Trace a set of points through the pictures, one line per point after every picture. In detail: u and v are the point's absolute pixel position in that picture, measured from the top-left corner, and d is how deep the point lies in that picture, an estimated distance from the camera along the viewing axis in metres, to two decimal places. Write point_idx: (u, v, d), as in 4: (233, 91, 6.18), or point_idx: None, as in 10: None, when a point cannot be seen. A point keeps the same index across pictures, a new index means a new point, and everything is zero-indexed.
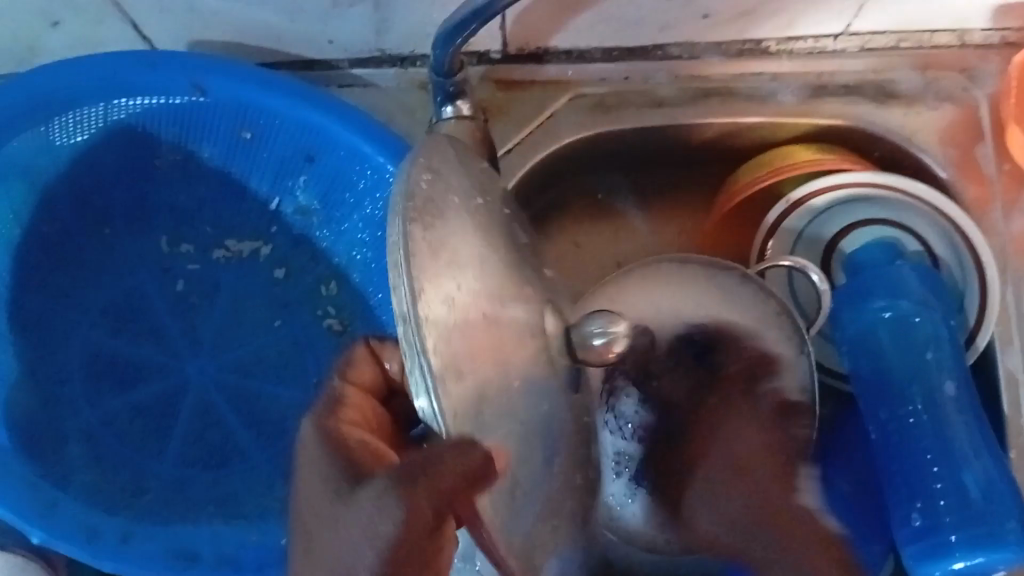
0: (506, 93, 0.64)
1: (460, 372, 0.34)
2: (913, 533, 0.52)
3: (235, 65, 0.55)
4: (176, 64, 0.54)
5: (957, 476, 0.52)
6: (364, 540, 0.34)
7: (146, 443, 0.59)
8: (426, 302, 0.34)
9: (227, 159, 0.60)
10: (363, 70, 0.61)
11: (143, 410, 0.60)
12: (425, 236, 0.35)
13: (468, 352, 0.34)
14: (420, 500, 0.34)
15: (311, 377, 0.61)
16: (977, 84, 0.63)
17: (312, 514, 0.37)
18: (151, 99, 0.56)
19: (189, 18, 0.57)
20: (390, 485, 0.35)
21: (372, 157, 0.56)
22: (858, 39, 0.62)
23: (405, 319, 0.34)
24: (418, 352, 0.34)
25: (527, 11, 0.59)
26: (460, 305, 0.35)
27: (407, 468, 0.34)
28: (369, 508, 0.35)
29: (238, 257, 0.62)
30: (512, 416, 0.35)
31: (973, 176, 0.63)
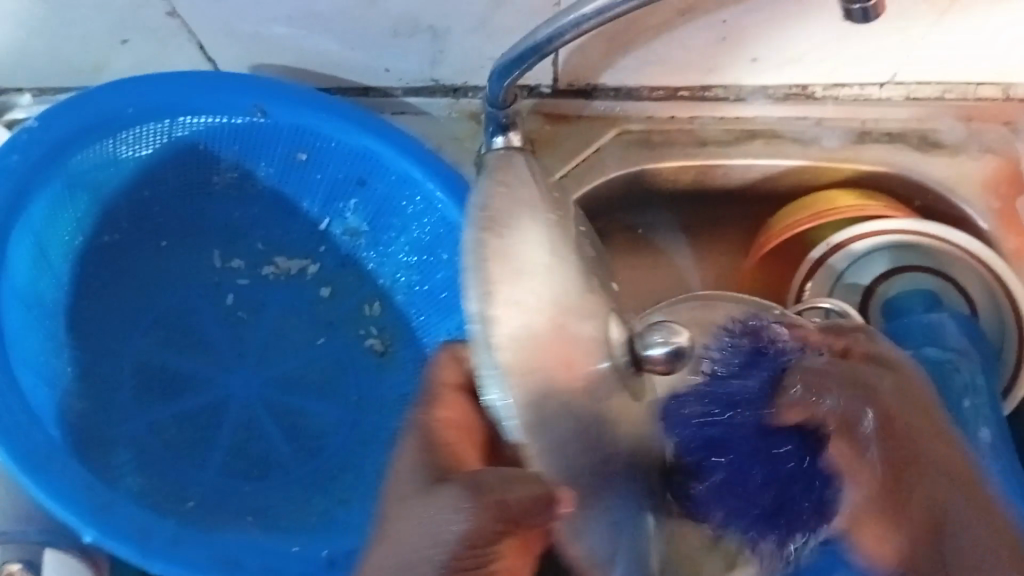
0: (554, 127, 0.66)
1: (528, 372, 0.36)
2: None
3: (297, 88, 0.57)
4: (241, 85, 0.57)
5: None
6: (428, 540, 0.35)
7: (190, 451, 0.60)
8: (498, 301, 0.36)
9: (282, 179, 0.62)
10: (416, 99, 0.63)
11: (188, 419, 0.61)
12: (503, 244, 0.38)
13: (540, 358, 0.36)
14: (487, 519, 0.34)
15: (353, 396, 0.63)
16: (1019, 136, 0.65)
17: (398, 500, 0.38)
18: (213, 118, 0.58)
19: (254, 43, 0.60)
20: (465, 496, 0.35)
21: (424, 183, 0.58)
22: (903, 89, 0.64)
23: (474, 322, 0.36)
24: (487, 354, 0.36)
25: (580, 49, 0.60)
26: (528, 312, 0.36)
27: (477, 480, 0.36)
28: (446, 508, 0.36)
29: (286, 275, 0.65)
30: (564, 417, 0.37)
31: (1013, 228, 0.64)
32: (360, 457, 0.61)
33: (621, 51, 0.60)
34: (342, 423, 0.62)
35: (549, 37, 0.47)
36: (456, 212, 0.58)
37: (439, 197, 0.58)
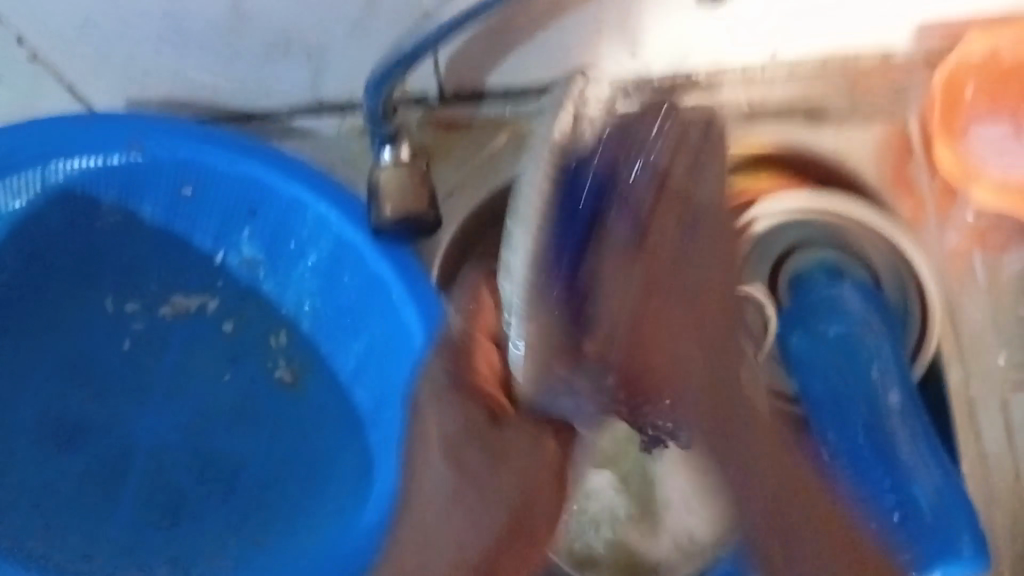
0: (446, 135, 0.65)
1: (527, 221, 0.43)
2: None
3: (172, 122, 0.57)
4: (115, 126, 0.56)
5: (908, 488, 0.54)
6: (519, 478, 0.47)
7: (99, 502, 0.60)
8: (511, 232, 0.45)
9: (168, 215, 0.61)
10: (303, 120, 0.62)
11: (92, 470, 0.60)
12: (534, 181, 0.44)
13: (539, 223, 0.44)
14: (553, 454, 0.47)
15: (267, 430, 0.62)
16: (906, 102, 0.65)
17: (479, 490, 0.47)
18: (88, 160, 0.57)
19: (125, 79, 0.59)
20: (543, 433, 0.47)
21: (315, 206, 0.58)
22: (785, 66, 0.64)
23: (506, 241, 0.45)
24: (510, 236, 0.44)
25: (461, 50, 0.59)
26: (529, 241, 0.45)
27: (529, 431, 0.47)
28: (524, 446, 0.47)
29: (185, 312, 0.63)
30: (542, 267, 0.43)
31: (906, 193, 0.65)
32: (278, 492, 0.61)
33: (500, 54, 0.60)
34: (258, 462, 0.61)
35: (414, 48, 0.48)
36: (351, 232, 0.58)
37: (333, 218, 0.58)
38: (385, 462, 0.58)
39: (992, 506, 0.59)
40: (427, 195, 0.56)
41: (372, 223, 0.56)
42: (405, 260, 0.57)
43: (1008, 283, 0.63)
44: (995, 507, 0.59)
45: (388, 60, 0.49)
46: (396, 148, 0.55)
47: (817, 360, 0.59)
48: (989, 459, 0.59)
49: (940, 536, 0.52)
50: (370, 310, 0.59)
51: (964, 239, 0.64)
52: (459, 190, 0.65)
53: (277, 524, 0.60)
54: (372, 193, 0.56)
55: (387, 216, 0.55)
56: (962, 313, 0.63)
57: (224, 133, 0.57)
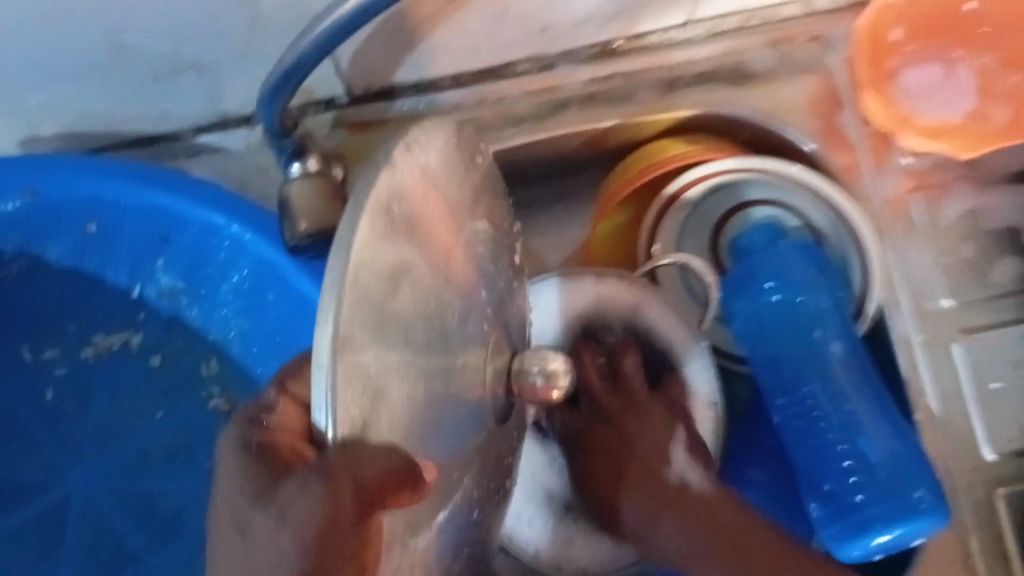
0: (361, 135, 0.63)
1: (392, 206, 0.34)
2: (826, 513, 0.51)
3: (66, 158, 0.54)
4: (4, 168, 0.53)
5: (857, 443, 0.52)
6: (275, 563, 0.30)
7: (40, 553, 0.59)
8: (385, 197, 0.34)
9: (76, 257, 0.59)
10: (209, 137, 0.60)
11: (30, 530, 0.60)
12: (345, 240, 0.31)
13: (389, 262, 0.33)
14: None
15: (203, 464, 0.61)
16: (831, 50, 0.64)
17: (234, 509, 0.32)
18: None
19: (13, 119, 0.56)
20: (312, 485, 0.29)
21: (225, 227, 0.55)
22: (705, 26, 0.62)
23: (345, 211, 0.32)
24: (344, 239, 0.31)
25: (361, 53, 0.57)
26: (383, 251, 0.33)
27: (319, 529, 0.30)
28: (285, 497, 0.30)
29: (109, 352, 0.62)
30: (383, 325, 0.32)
31: (840, 144, 0.63)
32: None
33: (404, 50, 0.57)
34: (194, 496, 0.60)
35: (299, 63, 0.45)
36: (267, 248, 0.55)
37: (244, 237, 0.55)
38: None
39: (949, 456, 0.57)
40: (340, 203, 0.53)
41: (286, 240, 0.54)
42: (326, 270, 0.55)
43: (951, 224, 0.61)
44: (955, 457, 0.57)
45: (275, 74, 0.47)
46: (305, 161, 0.54)
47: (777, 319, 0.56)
48: (945, 405, 0.58)
49: (898, 499, 0.50)
50: (294, 325, 0.57)
51: (903, 185, 0.62)
52: None
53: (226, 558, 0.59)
54: (283, 209, 0.53)
55: (301, 231, 0.52)
56: (907, 262, 0.61)
57: (120, 160, 0.55)
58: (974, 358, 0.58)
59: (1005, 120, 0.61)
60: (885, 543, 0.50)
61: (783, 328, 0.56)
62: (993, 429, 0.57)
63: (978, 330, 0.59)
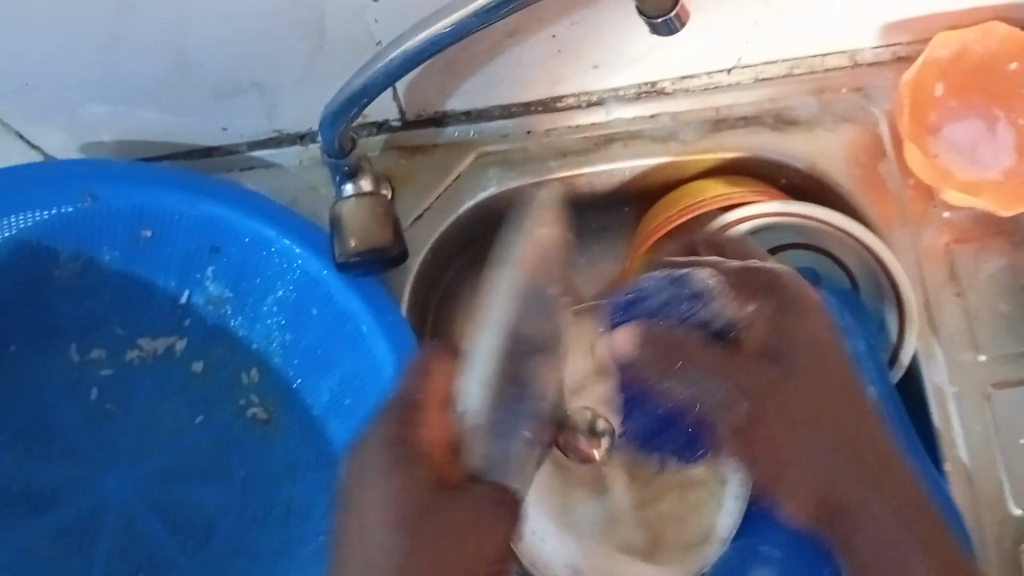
0: (411, 160, 0.64)
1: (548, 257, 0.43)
2: None
3: (123, 166, 0.55)
4: (65, 171, 0.55)
5: None
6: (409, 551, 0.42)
7: (71, 555, 0.61)
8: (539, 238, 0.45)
9: (129, 261, 0.60)
10: (263, 151, 0.62)
11: (64, 531, 0.61)
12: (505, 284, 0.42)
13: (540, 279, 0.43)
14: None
15: (238, 475, 0.62)
16: (873, 102, 0.64)
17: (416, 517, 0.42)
18: (45, 212, 0.56)
19: (76, 125, 0.58)
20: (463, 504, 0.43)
21: (276, 241, 0.56)
22: (750, 72, 0.63)
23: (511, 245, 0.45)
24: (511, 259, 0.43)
25: (416, 81, 0.58)
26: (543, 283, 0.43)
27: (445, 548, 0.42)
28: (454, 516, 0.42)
29: (152, 355, 0.63)
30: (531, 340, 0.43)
31: (879, 194, 0.64)
32: (248, 537, 0.61)
33: (458, 79, 0.59)
34: (226, 507, 0.62)
35: (363, 87, 0.47)
36: (315, 263, 0.56)
37: (294, 251, 0.57)
38: None
39: (979, 512, 0.58)
40: (392, 228, 0.55)
41: (336, 257, 0.55)
42: (373, 294, 0.56)
43: (987, 280, 0.62)
44: (984, 511, 0.57)
45: (340, 99, 0.48)
46: (357, 181, 0.55)
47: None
48: (976, 458, 0.58)
49: None
50: (340, 343, 0.58)
51: (941, 237, 0.63)
52: (426, 216, 0.64)
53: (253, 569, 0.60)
54: (334, 226, 0.55)
55: (351, 249, 0.54)
56: (941, 315, 0.61)
57: (179, 171, 0.56)
58: (1006, 414, 0.59)
59: None
60: None
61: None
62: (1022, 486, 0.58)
63: (1010, 384, 0.59)
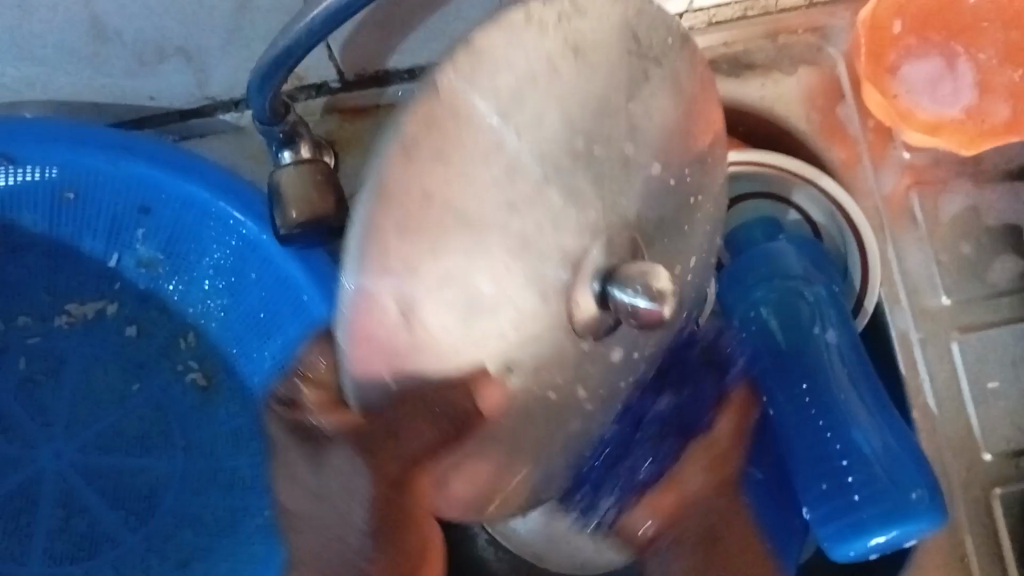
0: (354, 122, 0.62)
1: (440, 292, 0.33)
2: (820, 495, 0.50)
3: (47, 124, 0.53)
4: None
5: (849, 435, 0.51)
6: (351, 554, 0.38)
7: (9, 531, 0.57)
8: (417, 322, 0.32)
9: (53, 223, 0.57)
10: (197, 120, 0.59)
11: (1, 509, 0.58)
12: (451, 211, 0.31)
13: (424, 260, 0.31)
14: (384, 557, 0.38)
15: (179, 444, 0.59)
16: (830, 43, 0.63)
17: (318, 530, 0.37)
18: None
19: None
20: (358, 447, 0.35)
21: (212, 203, 0.54)
22: (705, 15, 0.61)
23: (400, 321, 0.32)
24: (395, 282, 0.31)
25: (350, 40, 0.55)
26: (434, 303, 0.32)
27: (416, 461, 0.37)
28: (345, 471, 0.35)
29: (83, 320, 0.60)
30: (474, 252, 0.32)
31: (838, 137, 0.62)
32: (195, 507, 0.58)
33: (400, 36, 0.56)
34: (172, 476, 0.59)
35: (288, 50, 0.43)
36: (254, 229, 0.54)
37: (231, 216, 0.54)
38: None
39: (944, 454, 0.58)
40: (333, 194, 0.52)
41: (277, 230, 0.52)
42: (318, 263, 0.54)
43: (949, 222, 0.61)
44: (949, 453, 0.58)
45: (262, 62, 0.44)
46: (296, 150, 0.52)
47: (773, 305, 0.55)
48: (939, 404, 0.59)
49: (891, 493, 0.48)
50: (279, 311, 0.56)
51: (901, 181, 0.62)
52: None
53: (218, 537, 0.57)
54: (273, 195, 0.52)
55: (292, 220, 0.51)
56: (903, 258, 0.61)
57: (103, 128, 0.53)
58: (971, 355, 0.59)
59: (1004, 116, 0.60)
60: (878, 545, 0.48)
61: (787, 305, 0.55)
62: (990, 426, 0.58)
63: (974, 327, 0.59)
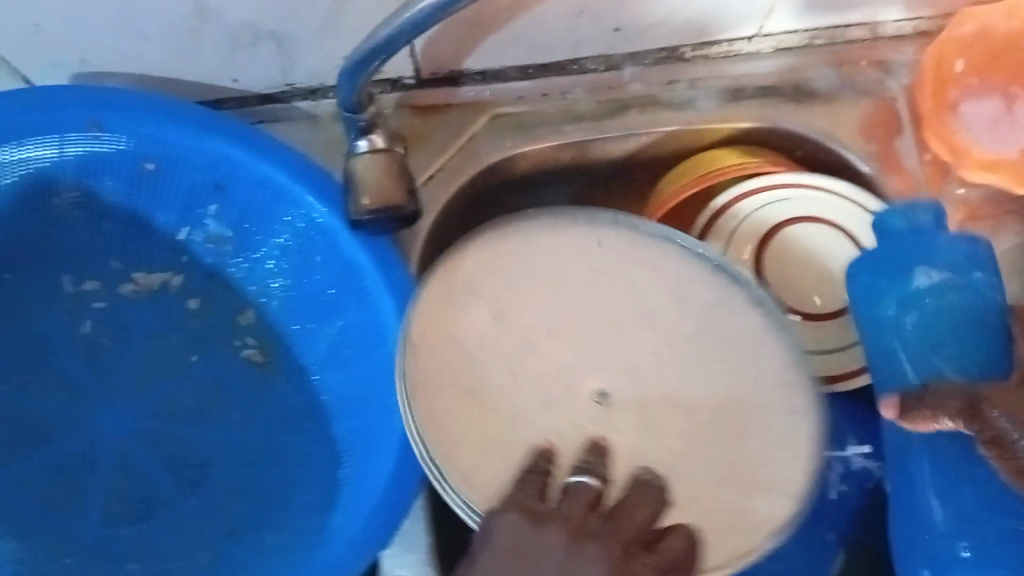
0: (424, 119, 0.63)
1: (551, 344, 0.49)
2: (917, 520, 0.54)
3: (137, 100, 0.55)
4: (68, 102, 0.54)
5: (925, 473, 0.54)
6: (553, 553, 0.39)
7: (62, 498, 0.58)
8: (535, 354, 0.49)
9: (130, 196, 0.59)
10: (273, 106, 0.61)
11: (62, 468, 0.59)
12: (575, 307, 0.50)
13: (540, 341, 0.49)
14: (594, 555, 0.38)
15: (234, 417, 0.60)
16: (893, 75, 0.64)
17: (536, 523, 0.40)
18: (53, 141, 0.55)
19: (86, 52, 0.56)
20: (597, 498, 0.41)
21: (285, 186, 0.56)
22: (773, 40, 0.62)
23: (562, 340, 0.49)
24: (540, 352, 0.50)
25: (434, 39, 0.57)
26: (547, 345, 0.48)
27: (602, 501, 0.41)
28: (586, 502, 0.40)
29: (149, 291, 0.62)
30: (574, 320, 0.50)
31: (895, 168, 0.63)
32: (249, 478, 0.59)
33: (478, 39, 0.58)
34: (226, 450, 0.60)
35: (388, 39, 0.45)
36: (324, 213, 0.56)
37: (303, 198, 0.56)
38: (365, 460, 0.56)
39: None
40: (406, 184, 0.54)
41: (349, 214, 0.54)
42: (384, 249, 0.55)
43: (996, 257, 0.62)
44: None
45: (363, 48, 0.46)
46: (371, 138, 0.54)
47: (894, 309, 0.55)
48: None
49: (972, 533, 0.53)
50: (342, 294, 0.58)
51: (955, 214, 0.63)
52: (438, 176, 0.62)
53: (273, 507, 0.58)
54: (349, 183, 0.54)
55: (364, 207, 0.53)
56: None
57: (189, 107, 0.56)
58: None
59: None
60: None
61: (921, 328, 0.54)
62: None
63: None
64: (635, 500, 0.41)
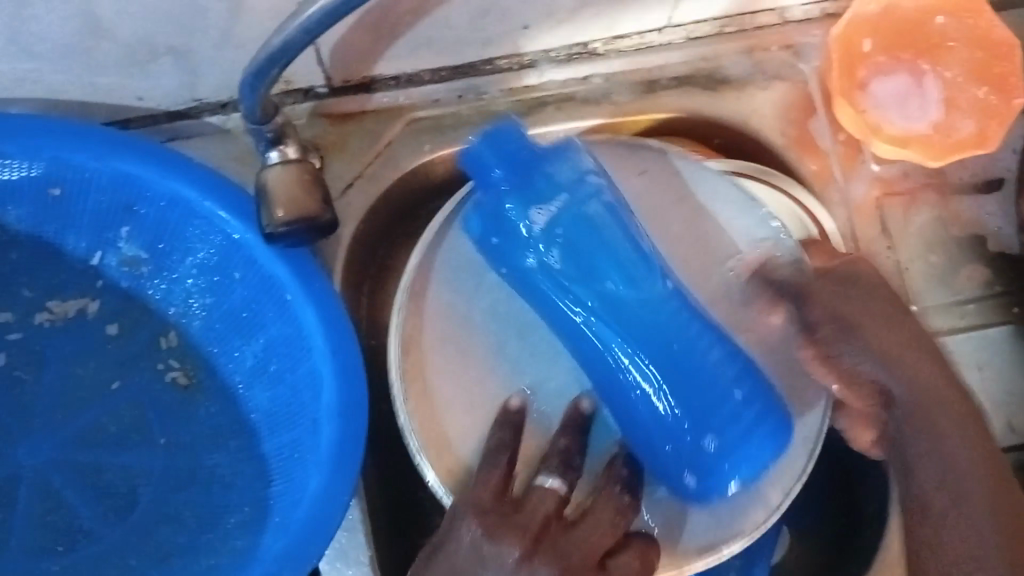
0: (340, 127, 0.62)
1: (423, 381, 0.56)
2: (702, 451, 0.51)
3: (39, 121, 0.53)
4: None
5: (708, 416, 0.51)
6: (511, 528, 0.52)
7: None
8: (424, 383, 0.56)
9: (37, 222, 0.57)
10: (184, 123, 0.60)
11: None
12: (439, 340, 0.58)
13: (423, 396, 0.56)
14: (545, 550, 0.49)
15: (159, 440, 0.60)
16: (803, 59, 0.65)
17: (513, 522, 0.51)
18: None
19: None
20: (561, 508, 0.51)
21: (197, 202, 0.55)
22: (682, 30, 0.63)
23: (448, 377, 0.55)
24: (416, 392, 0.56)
25: (341, 42, 0.56)
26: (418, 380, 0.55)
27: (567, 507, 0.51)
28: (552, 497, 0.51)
29: (65, 319, 0.60)
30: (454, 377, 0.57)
31: (810, 151, 0.64)
32: (176, 501, 0.58)
33: (386, 41, 0.57)
34: (152, 473, 0.59)
35: (283, 45, 0.44)
36: (239, 227, 0.55)
37: (215, 213, 0.55)
38: (293, 475, 0.55)
39: None
40: (320, 194, 0.53)
41: (263, 228, 0.53)
42: (303, 262, 0.54)
43: (916, 231, 0.63)
44: None
45: (259, 59, 0.45)
46: (283, 150, 0.53)
47: (557, 242, 0.51)
48: None
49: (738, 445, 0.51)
50: (263, 308, 0.57)
51: (872, 192, 0.64)
52: (358, 184, 0.62)
53: (203, 530, 0.57)
54: (261, 195, 0.53)
55: (278, 219, 0.52)
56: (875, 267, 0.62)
57: (91, 125, 0.54)
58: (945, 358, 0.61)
59: (971, 130, 0.62)
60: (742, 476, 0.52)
61: (634, 323, 0.51)
62: None
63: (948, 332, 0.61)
64: (596, 519, 0.51)
